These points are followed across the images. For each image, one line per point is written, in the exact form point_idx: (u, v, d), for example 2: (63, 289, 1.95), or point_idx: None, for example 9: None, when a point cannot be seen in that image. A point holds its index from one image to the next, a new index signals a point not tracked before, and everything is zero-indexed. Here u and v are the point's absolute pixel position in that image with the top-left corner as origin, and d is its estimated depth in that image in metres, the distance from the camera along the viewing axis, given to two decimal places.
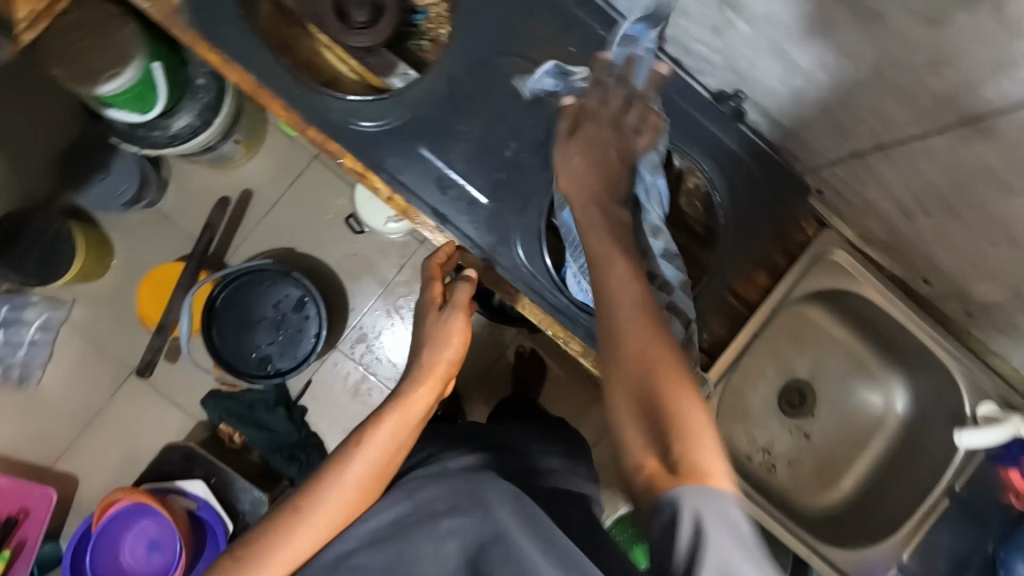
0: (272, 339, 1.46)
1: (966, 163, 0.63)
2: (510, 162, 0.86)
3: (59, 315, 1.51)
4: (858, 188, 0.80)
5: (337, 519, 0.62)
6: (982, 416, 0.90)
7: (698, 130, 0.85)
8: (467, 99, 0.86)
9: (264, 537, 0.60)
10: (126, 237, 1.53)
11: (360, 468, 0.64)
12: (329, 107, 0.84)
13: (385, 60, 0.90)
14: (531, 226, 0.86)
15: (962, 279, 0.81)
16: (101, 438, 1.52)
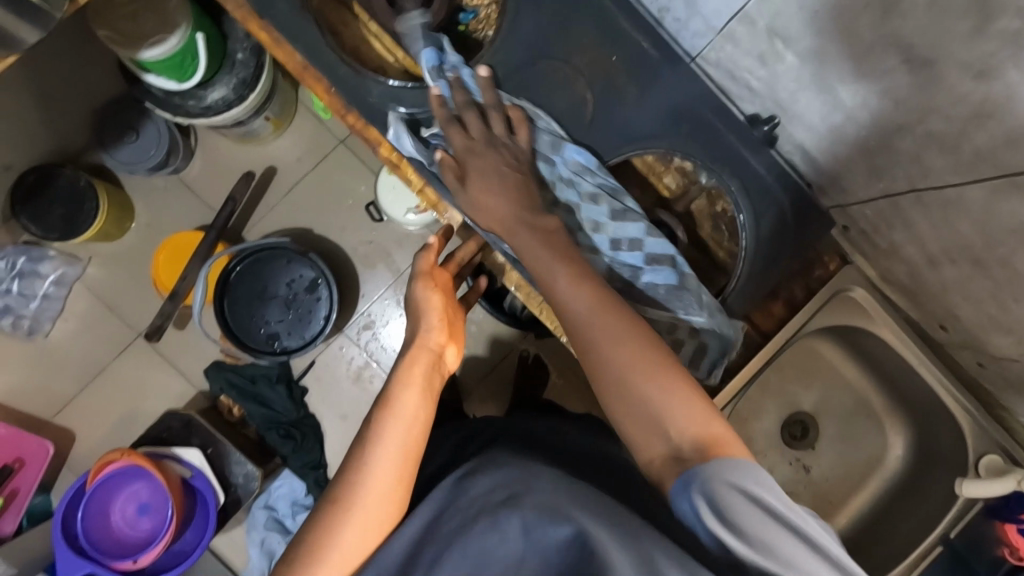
0: (281, 317, 1.47)
1: (1001, 217, 0.62)
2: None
3: (74, 272, 1.52)
4: (885, 230, 0.80)
5: (384, 501, 0.59)
6: (985, 468, 0.91)
7: (733, 158, 0.83)
8: (505, 90, 0.82)
9: (320, 532, 0.57)
10: (148, 201, 1.55)
11: (390, 446, 0.62)
12: (369, 90, 0.84)
13: (429, 49, 0.88)
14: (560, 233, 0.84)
15: (979, 331, 0.81)
16: (103, 397, 1.53)
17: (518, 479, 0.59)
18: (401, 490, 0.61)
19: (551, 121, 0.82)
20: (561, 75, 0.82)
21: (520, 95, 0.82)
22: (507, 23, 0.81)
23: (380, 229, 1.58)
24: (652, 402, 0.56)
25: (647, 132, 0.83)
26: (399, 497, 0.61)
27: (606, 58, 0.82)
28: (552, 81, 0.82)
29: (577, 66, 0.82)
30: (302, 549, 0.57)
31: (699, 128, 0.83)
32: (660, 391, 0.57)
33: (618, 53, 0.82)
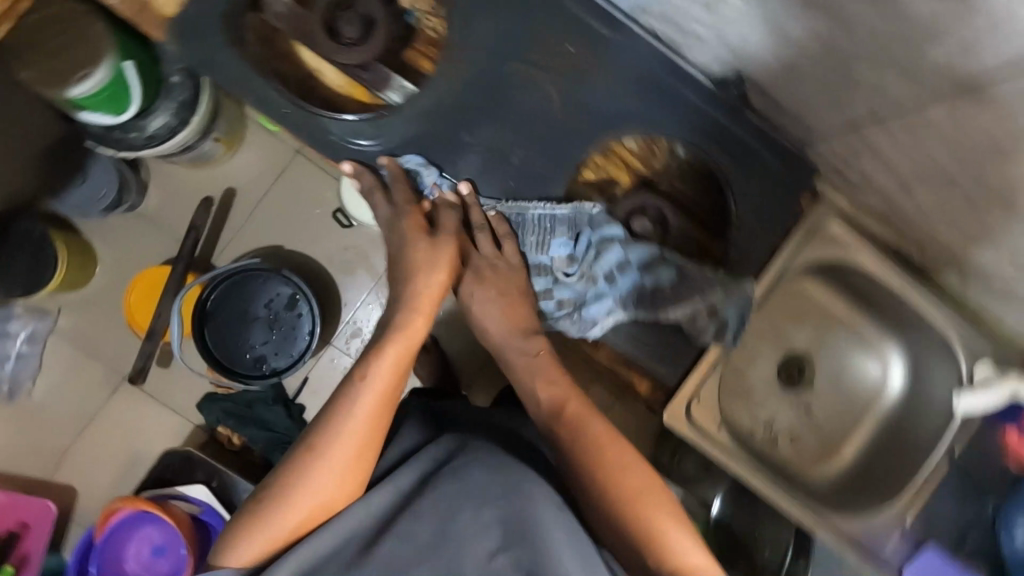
0: (266, 339, 1.44)
1: (967, 131, 0.61)
2: (521, 173, 0.74)
3: (46, 326, 1.49)
4: (853, 161, 0.78)
5: (344, 469, 0.60)
6: (978, 380, 0.92)
7: (708, 121, 0.76)
8: (477, 101, 0.72)
9: (282, 483, 0.59)
10: (110, 243, 1.51)
11: (362, 405, 0.62)
12: (326, 129, 0.73)
13: (380, 74, 0.74)
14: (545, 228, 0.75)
15: (959, 249, 0.80)
16: (97, 447, 1.50)
17: (509, 478, 0.63)
18: (364, 462, 0.62)
19: (526, 119, 0.72)
20: (529, 78, 0.72)
21: (487, 108, 0.72)
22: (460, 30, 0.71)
23: (352, 235, 1.55)
24: (649, 536, 0.59)
25: (621, 115, 0.74)
26: (361, 468, 0.62)
27: (561, 47, 0.72)
28: (519, 88, 0.72)
29: (539, 63, 0.72)
30: (261, 493, 0.59)
31: (671, 99, 0.75)
32: (659, 527, 0.59)
33: (574, 41, 0.72)
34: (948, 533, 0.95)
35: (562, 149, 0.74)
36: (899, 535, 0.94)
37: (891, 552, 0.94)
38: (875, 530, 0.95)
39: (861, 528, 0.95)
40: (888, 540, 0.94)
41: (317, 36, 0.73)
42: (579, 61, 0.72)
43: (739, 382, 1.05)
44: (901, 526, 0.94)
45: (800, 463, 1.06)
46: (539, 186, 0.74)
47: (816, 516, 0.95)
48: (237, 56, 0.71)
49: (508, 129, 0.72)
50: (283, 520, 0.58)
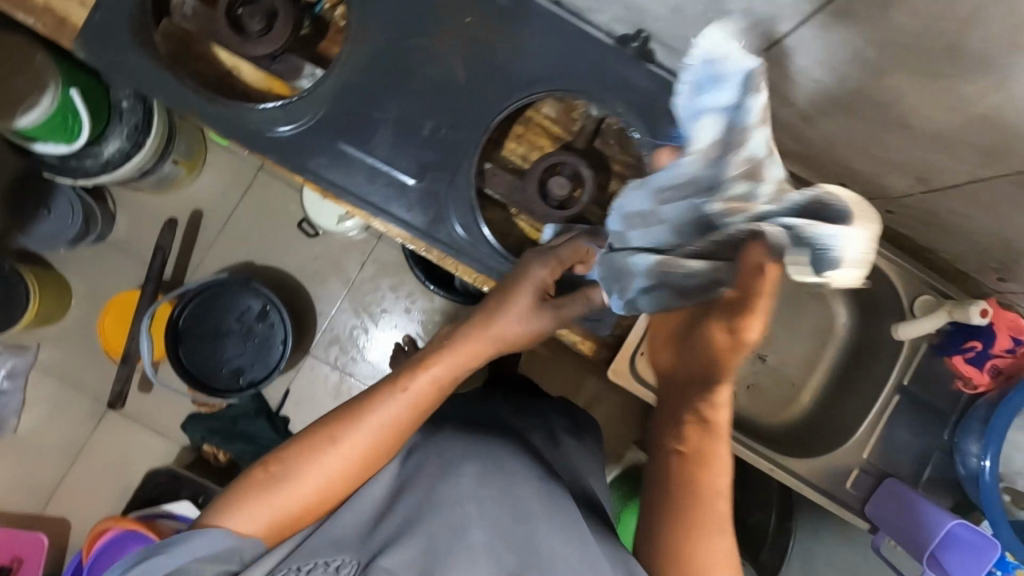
0: (241, 351, 1.46)
1: (839, 51, 0.61)
2: (430, 145, 0.75)
3: (26, 360, 1.50)
4: (759, 100, 0.79)
5: (358, 460, 0.66)
6: (919, 308, 0.93)
7: (610, 77, 0.78)
8: (381, 78, 0.74)
9: (295, 457, 0.65)
10: (84, 274, 1.53)
11: (385, 418, 0.66)
12: (242, 117, 0.73)
13: (291, 64, 0.77)
14: (463, 196, 0.75)
15: (873, 177, 0.81)
16: (87, 476, 1.51)
17: (487, 457, 0.69)
18: (377, 460, 0.67)
19: (429, 93, 0.74)
20: (430, 49, 0.74)
21: (392, 85, 0.74)
22: (358, 11, 0.74)
23: (321, 244, 1.57)
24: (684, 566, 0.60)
25: (526, 79, 0.76)
26: (371, 464, 0.67)
27: (459, 19, 0.75)
28: (422, 58, 0.74)
29: (437, 34, 0.74)
30: (278, 457, 0.66)
31: (574, 57, 0.77)
32: (699, 530, 0.60)
33: (472, 12, 0.75)
34: (906, 464, 0.95)
35: (469, 116, 0.75)
36: (858, 471, 0.95)
37: (851, 489, 0.95)
38: (835, 469, 0.96)
39: (822, 470, 0.96)
40: (847, 476, 0.96)
41: (220, 30, 0.74)
42: (475, 32, 0.75)
43: None
44: (860, 462, 0.96)
45: (755, 410, 1.08)
46: (457, 151, 0.75)
47: (774, 461, 0.96)
48: (146, 56, 0.72)
49: (415, 102, 0.74)
50: (298, 493, 0.65)
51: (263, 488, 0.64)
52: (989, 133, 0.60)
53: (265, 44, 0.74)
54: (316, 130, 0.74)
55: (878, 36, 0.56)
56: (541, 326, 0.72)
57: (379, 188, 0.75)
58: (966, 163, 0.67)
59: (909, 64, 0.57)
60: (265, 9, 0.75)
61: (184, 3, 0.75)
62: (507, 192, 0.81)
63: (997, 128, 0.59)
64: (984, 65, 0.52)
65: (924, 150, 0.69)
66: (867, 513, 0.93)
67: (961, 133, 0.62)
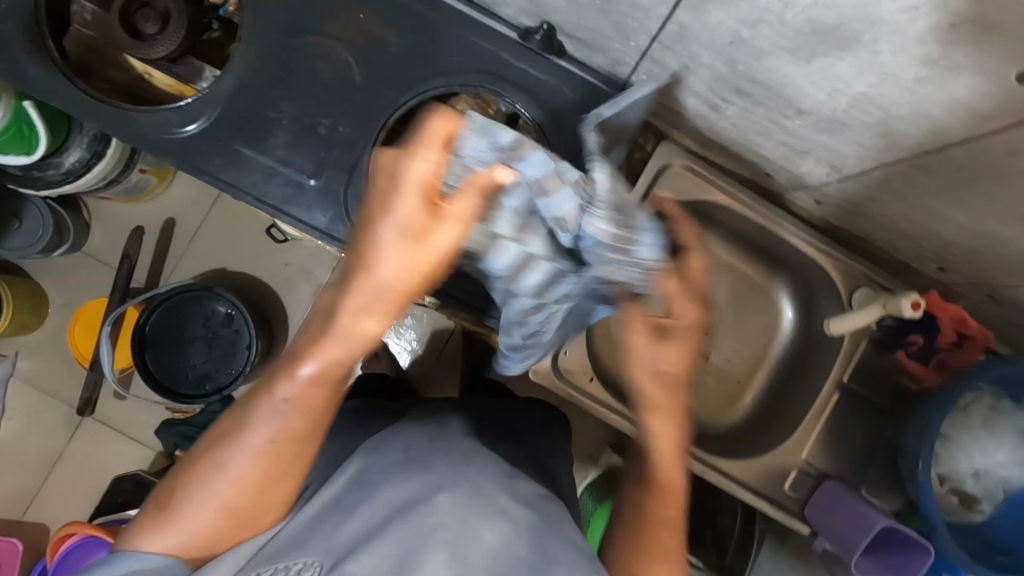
0: (206, 356, 1.38)
1: (717, 33, 0.59)
2: (327, 142, 0.76)
3: (3, 370, 1.44)
4: (669, 90, 0.77)
5: (258, 470, 0.56)
6: (857, 302, 0.89)
7: (509, 70, 0.78)
8: (272, 83, 0.76)
9: (193, 471, 0.57)
10: (56, 280, 1.47)
11: (267, 423, 0.56)
12: (137, 120, 0.75)
13: (192, 66, 0.79)
14: (361, 194, 0.76)
15: (790, 165, 0.78)
16: (60, 486, 1.45)
17: (458, 463, 0.60)
18: (283, 472, 0.58)
19: (327, 94, 0.76)
20: (320, 48, 0.76)
21: (285, 84, 0.76)
22: (249, 10, 0.75)
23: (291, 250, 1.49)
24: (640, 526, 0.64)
25: (425, 72, 0.77)
26: (273, 472, 0.57)
27: (352, 16, 0.76)
28: (311, 55, 0.76)
29: (329, 32, 0.76)
30: (180, 472, 0.58)
31: (471, 53, 0.78)
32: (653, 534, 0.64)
33: (365, 8, 0.76)
34: (851, 458, 0.92)
35: (366, 112, 0.76)
36: (797, 472, 0.92)
37: (790, 490, 0.91)
38: (771, 467, 0.92)
39: (759, 471, 0.92)
40: (785, 474, 0.92)
41: (119, 36, 0.77)
42: (369, 37, 0.76)
43: None
44: (799, 463, 0.92)
45: (702, 411, 1.04)
46: (354, 148, 0.76)
47: (706, 462, 0.93)
48: (41, 63, 0.73)
49: (309, 100, 0.76)
50: (199, 516, 0.56)
51: (168, 511, 0.57)
52: (874, 113, 0.58)
53: (163, 44, 0.77)
54: (213, 133, 0.75)
55: (746, 14, 0.54)
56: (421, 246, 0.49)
57: (277, 189, 0.76)
58: (864, 146, 0.65)
59: (781, 44, 0.55)
60: (161, 12, 0.77)
61: (84, 9, 0.79)
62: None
63: (879, 105, 0.57)
64: (848, 40, 0.51)
65: (827, 135, 0.67)
66: (805, 514, 0.89)
67: (850, 113, 0.60)
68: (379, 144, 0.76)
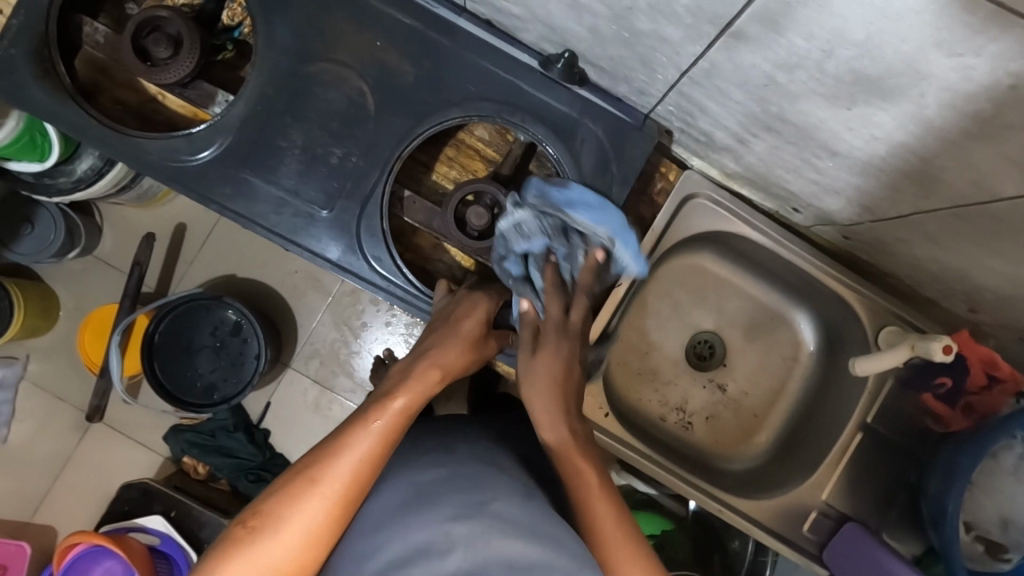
0: (214, 365, 1.36)
1: (751, 74, 0.57)
2: (339, 172, 0.76)
3: (15, 373, 1.44)
4: (692, 120, 0.74)
5: (329, 518, 0.51)
6: (883, 341, 0.86)
7: (527, 100, 0.78)
8: (285, 110, 0.76)
9: (272, 505, 0.51)
10: (67, 285, 1.47)
11: (361, 446, 0.54)
12: (146, 150, 0.75)
13: (204, 91, 0.76)
14: (375, 226, 0.77)
15: (817, 200, 0.75)
16: (68, 491, 1.44)
17: (467, 478, 0.55)
18: (338, 529, 0.52)
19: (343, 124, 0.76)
20: (335, 76, 0.76)
21: (295, 113, 0.76)
22: (259, 34, 0.75)
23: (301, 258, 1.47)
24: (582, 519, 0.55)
25: (440, 101, 0.77)
26: (338, 525, 0.52)
27: (367, 44, 0.76)
28: (322, 82, 0.76)
29: (343, 61, 0.76)
30: (259, 506, 0.51)
31: (490, 86, 0.77)
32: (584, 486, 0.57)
33: (381, 35, 0.76)
34: (872, 498, 0.89)
35: (378, 143, 0.76)
36: (817, 513, 0.89)
37: (809, 532, 0.89)
38: (789, 506, 0.90)
39: (775, 510, 0.90)
40: (804, 512, 0.89)
41: (128, 59, 0.74)
42: (390, 67, 0.76)
43: (644, 366, 1.01)
44: (818, 504, 0.89)
45: (717, 445, 1.01)
46: (366, 183, 0.77)
47: (722, 501, 0.90)
48: (46, 88, 0.74)
49: (320, 129, 0.76)
50: (279, 558, 0.49)
51: (238, 549, 0.48)
52: (915, 162, 0.56)
53: (174, 69, 0.73)
54: (226, 161, 0.76)
55: (783, 59, 0.51)
56: (483, 357, 0.71)
57: (288, 220, 0.76)
58: (900, 190, 0.62)
59: (819, 92, 0.53)
60: (171, 36, 0.74)
61: (96, 31, 0.76)
62: (426, 220, 0.77)
63: (919, 155, 0.54)
64: (893, 91, 0.48)
65: (862, 178, 0.64)
66: (823, 557, 0.87)
67: (887, 159, 0.58)
68: (393, 174, 0.76)
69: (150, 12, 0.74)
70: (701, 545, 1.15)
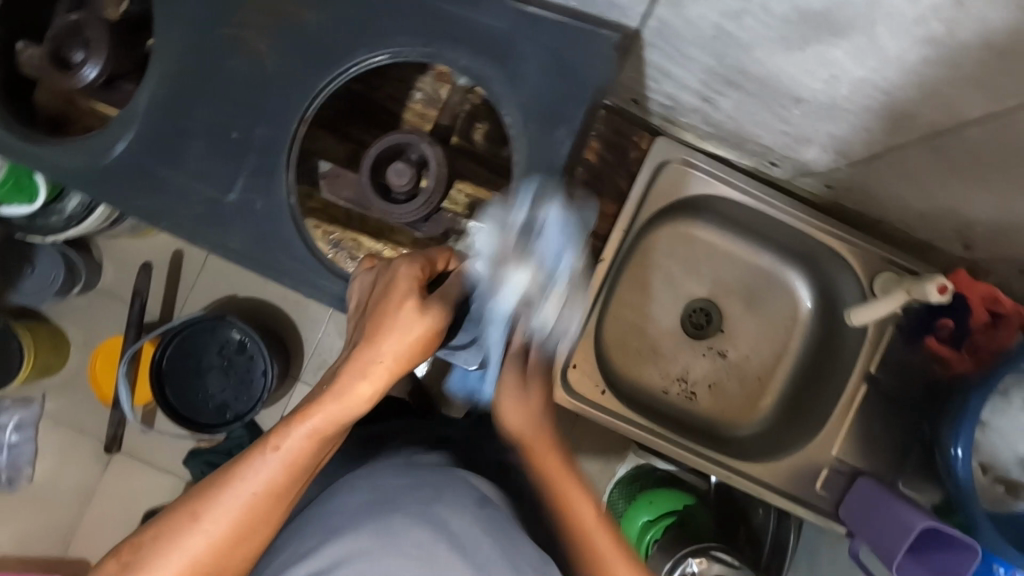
0: (224, 385, 1.37)
1: (701, 27, 0.55)
2: (244, 147, 0.70)
3: (33, 412, 1.47)
4: (657, 84, 0.73)
5: (210, 554, 0.50)
6: (879, 289, 0.84)
7: (448, 29, 0.66)
8: (196, 92, 0.70)
9: (163, 532, 0.50)
10: (75, 322, 1.49)
11: (257, 476, 0.51)
12: (51, 151, 0.71)
13: (124, 92, 0.75)
14: (284, 206, 0.70)
15: (794, 152, 0.74)
16: (95, 523, 1.47)
17: (425, 484, 0.58)
18: (229, 564, 0.52)
19: (260, 98, 0.69)
20: None
21: (204, 91, 0.70)
22: (163, 12, 0.69)
23: None
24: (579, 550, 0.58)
25: (349, 48, 0.68)
26: (224, 559, 0.51)
27: None
28: (225, 49, 0.69)
29: None
30: (147, 533, 0.51)
31: (411, 21, 0.67)
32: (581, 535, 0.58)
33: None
34: (886, 451, 0.87)
35: (284, 111, 0.69)
36: (830, 471, 0.87)
37: (822, 491, 0.87)
38: (801, 467, 0.88)
39: (787, 472, 0.88)
40: (816, 472, 0.88)
41: (46, 69, 0.73)
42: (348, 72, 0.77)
43: (642, 341, 1.00)
44: (829, 461, 0.88)
45: (723, 413, 1.00)
46: (279, 159, 0.70)
47: (731, 467, 0.89)
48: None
49: (225, 102, 0.70)
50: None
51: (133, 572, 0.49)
52: (880, 99, 0.54)
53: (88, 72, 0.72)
54: (138, 154, 0.71)
55: (729, 5, 0.50)
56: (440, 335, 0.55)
57: (194, 209, 0.70)
58: (872, 131, 0.60)
59: (771, 36, 0.52)
60: (84, 40, 0.73)
61: (31, 53, 0.74)
62: (350, 195, 0.76)
63: (883, 91, 0.52)
64: (842, 25, 0.46)
65: (833, 124, 0.62)
66: (839, 515, 0.85)
67: (851, 99, 0.56)
68: (297, 142, 0.69)
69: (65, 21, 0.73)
70: (722, 515, 1.13)
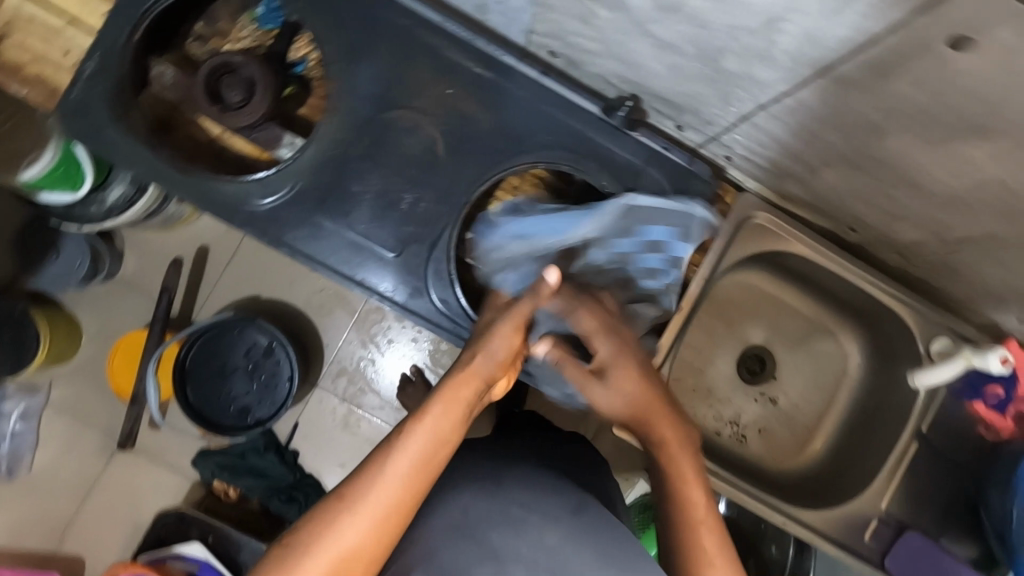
0: (247, 388, 1.24)
1: (843, 113, 0.60)
2: (407, 216, 0.83)
3: (39, 402, 1.31)
4: (761, 150, 0.77)
5: (363, 546, 0.49)
6: (937, 353, 0.89)
7: (585, 143, 0.85)
8: (360, 158, 0.82)
9: (309, 526, 0.49)
10: (89, 309, 1.32)
11: (395, 464, 0.52)
12: (218, 191, 0.82)
13: (272, 133, 0.82)
14: (443, 271, 0.83)
15: (884, 225, 0.79)
16: (93, 525, 1.31)
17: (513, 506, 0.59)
18: (375, 553, 0.50)
19: (413, 168, 0.83)
20: (405, 121, 0.82)
21: (367, 160, 0.82)
22: (339, 82, 0.81)
23: None
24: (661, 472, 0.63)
25: (514, 148, 0.84)
26: (387, 540, 0.50)
27: (439, 92, 0.82)
28: (397, 128, 0.83)
29: (416, 108, 0.82)
30: (293, 531, 0.50)
31: (558, 132, 0.84)
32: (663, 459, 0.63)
33: (452, 83, 0.82)
34: (933, 504, 0.91)
35: (448, 190, 0.83)
36: (877, 522, 0.91)
37: (870, 541, 0.91)
38: (855, 516, 0.92)
39: (835, 520, 0.92)
40: (868, 522, 0.91)
41: (202, 103, 0.79)
42: (466, 118, 0.83)
43: (699, 382, 1.04)
44: (879, 513, 0.91)
45: (771, 457, 1.04)
46: (436, 228, 0.83)
47: (786, 513, 0.92)
48: (122, 129, 0.80)
49: (391, 176, 0.83)
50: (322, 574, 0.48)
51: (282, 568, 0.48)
52: (1002, 194, 0.59)
53: (245, 116, 0.78)
54: (290, 208, 0.82)
55: (883, 102, 0.55)
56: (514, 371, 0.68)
57: (346, 254, 0.83)
58: (979, 219, 0.65)
59: (915, 128, 0.57)
60: (244, 80, 0.79)
61: (165, 75, 0.81)
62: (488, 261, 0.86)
63: (1008, 188, 0.57)
64: (997, 134, 0.51)
65: (936, 207, 0.67)
66: (885, 565, 0.89)
67: (974, 192, 0.61)
68: (460, 225, 0.83)
69: (222, 58, 0.79)
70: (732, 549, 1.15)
